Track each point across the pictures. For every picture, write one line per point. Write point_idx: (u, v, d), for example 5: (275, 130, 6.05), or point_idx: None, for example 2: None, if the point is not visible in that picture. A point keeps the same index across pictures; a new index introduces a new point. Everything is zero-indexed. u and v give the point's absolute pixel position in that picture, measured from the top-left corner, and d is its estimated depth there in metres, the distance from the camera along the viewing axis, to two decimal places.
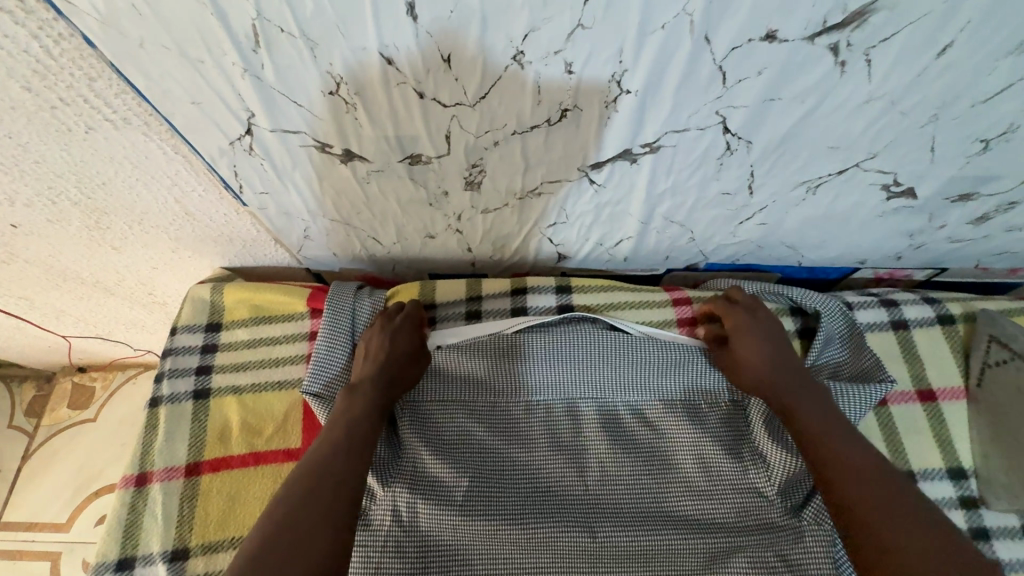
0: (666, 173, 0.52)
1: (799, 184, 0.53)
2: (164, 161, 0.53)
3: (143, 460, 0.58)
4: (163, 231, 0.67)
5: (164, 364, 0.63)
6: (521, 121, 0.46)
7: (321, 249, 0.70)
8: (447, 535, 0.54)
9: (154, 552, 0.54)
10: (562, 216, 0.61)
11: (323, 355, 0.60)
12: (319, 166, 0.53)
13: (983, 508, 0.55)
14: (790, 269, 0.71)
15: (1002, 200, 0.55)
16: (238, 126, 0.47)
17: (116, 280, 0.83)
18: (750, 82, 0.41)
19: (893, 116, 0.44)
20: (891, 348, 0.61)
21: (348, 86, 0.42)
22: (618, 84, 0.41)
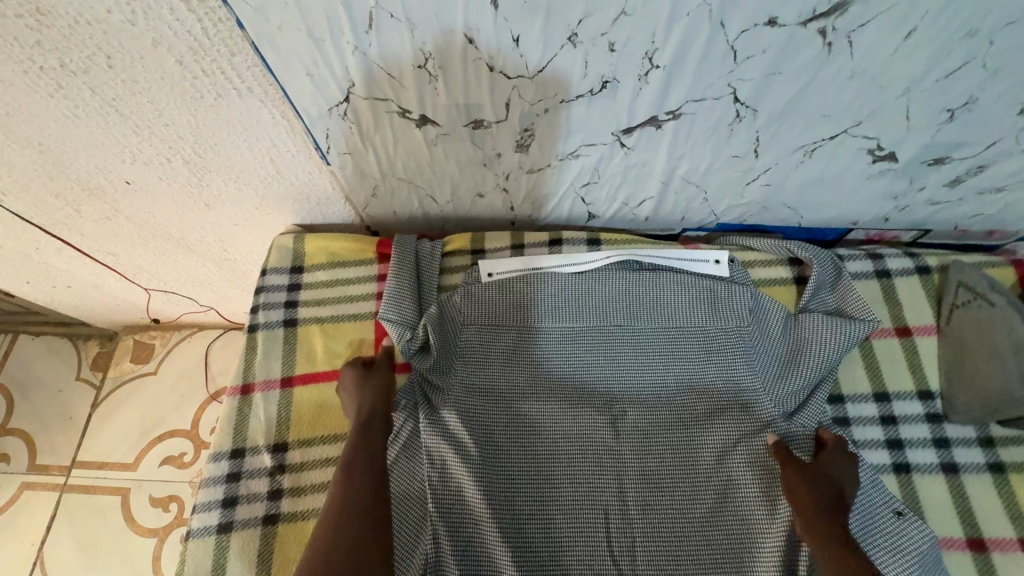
0: (685, 138, 0.63)
1: (797, 148, 0.63)
2: (271, 125, 0.64)
3: (246, 373, 0.70)
4: (252, 189, 0.79)
5: (257, 298, 0.75)
6: (568, 91, 0.56)
7: (384, 207, 0.82)
8: (498, 434, 0.65)
9: (260, 444, 0.67)
10: (594, 177, 0.71)
11: (392, 289, 0.71)
12: (396, 129, 0.64)
13: (944, 422, 0.65)
14: (792, 230, 0.81)
15: (971, 164, 0.65)
16: (339, 94, 0.59)
17: (199, 236, 0.96)
18: (757, 59, 0.51)
19: (874, 89, 0.54)
20: (876, 291, 0.71)
21: (434, 61, 0.53)
22: (650, 60, 0.52)
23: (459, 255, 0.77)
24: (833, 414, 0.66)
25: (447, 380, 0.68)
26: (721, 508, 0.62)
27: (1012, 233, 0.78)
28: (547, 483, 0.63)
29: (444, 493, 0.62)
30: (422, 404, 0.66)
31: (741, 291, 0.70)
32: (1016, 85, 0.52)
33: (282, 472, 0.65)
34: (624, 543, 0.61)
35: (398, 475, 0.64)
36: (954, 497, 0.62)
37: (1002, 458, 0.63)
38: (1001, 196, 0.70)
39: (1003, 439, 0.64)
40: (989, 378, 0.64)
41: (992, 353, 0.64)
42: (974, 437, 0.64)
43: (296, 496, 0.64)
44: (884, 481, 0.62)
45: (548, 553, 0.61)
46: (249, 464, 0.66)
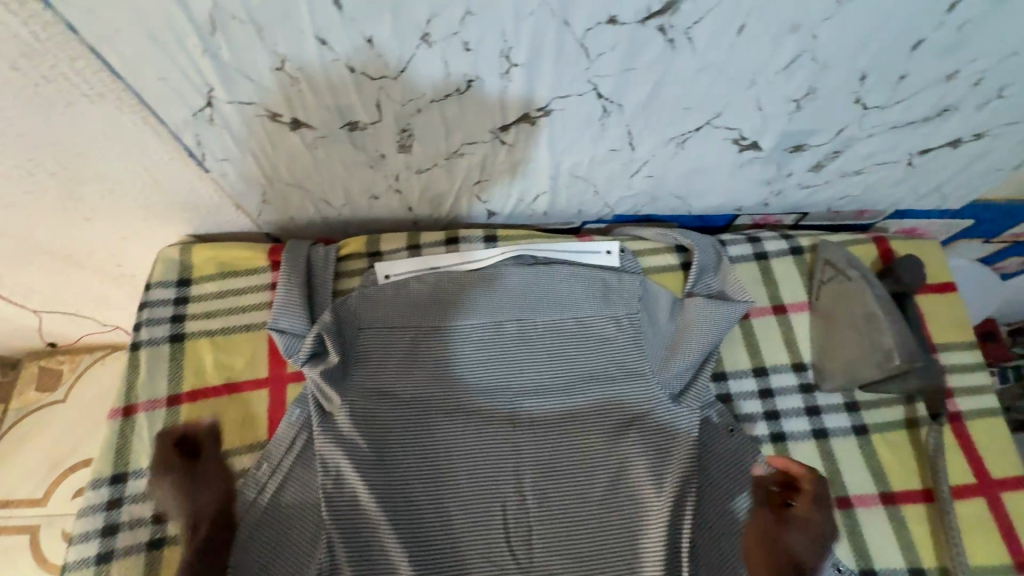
0: (561, 134, 0.64)
1: (669, 140, 0.66)
2: (135, 133, 0.61)
3: (129, 394, 0.67)
4: (132, 200, 0.75)
5: (141, 314, 0.71)
6: (436, 90, 0.57)
7: (279, 213, 0.80)
8: (396, 435, 0.65)
9: (144, 467, 0.64)
10: (484, 174, 0.72)
11: (283, 297, 0.70)
12: (271, 133, 0.62)
13: (816, 392, 0.70)
14: (684, 219, 0.85)
15: (828, 150, 0.69)
16: (200, 99, 0.56)
17: (86, 252, 0.90)
18: (608, 56, 0.53)
19: (724, 82, 0.57)
20: (755, 273, 0.75)
21: (291, 63, 0.52)
22: (508, 59, 0.53)
23: (356, 258, 0.76)
24: (716, 392, 0.70)
25: (344, 387, 0.66)
26: (613, 491, 0.64)
27: (878, 212, 0.85)
28: (444, 482, 0.64)
29: (339, 500, 0.62)
30: (317, 415, 0.65)
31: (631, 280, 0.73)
32: (846, 76, 0.57)
33: (169, 494, 0.63)
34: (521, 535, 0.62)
35: (294, 485, 0.63)
36: (823, 460, 0.66)
37: (865, 421, 0.68)
38: (860, 179, 0.76)
39: (866, 403, 0.69)
40: (850, 347, 0.68)
41: (853, 322, 0.69)
42: (842, 403, 0.69)
43: None
44: (762, 451, 0.66)
45: (447, 549, 0.62)
46: (132, 488, 0.63)
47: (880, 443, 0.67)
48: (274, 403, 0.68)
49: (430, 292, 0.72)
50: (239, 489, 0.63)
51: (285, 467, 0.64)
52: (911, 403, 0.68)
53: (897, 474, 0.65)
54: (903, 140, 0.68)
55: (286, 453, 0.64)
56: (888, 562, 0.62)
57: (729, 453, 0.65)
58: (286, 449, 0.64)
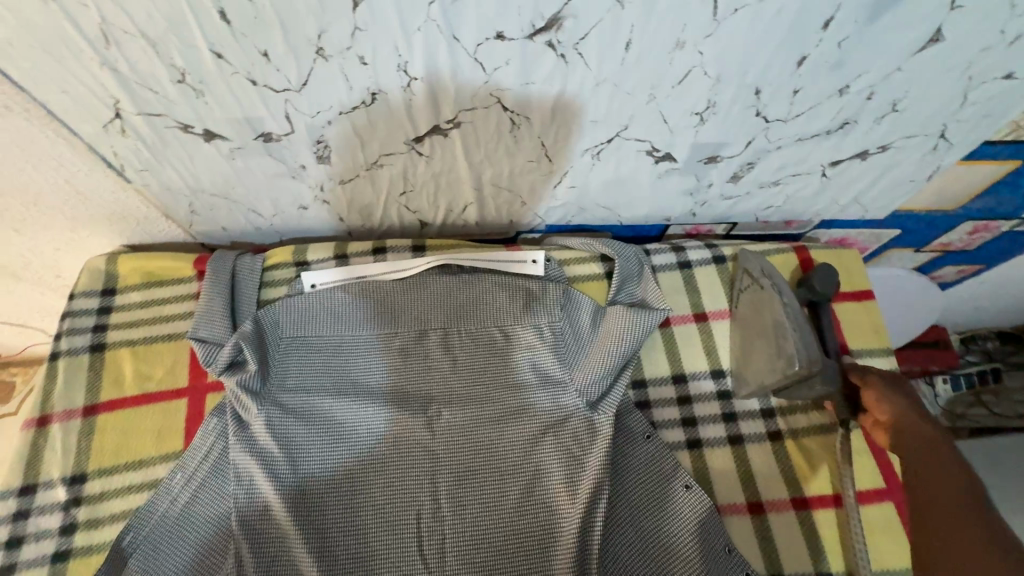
0: (476, 145, 0.66)
1: (583, 151, 0.68)
2: (50, 144, 0.62)
3: (44, 404, 0.67)
4: (59, 211, 0.75)
5: (63, 324, 0.71)
6: (342, 103, 0.58)
7: (210, 223, 0.80)
8: (312, 443, 0.66)
9: (54, 478, 0.63)
10: (409, 185, 0.73)
11: (205, 306, 0.70)
12: (185, 144, 0.63)
13: (733, 398, 0.71)
14: (616, 228, 0.87)
15: (741, 161, 0.71)
16: (108, 111, 0.57)
17: (23, 263, 0.90)
18: (504, 70, 0.54)
19: (623, 95, 0.58)
20: (677, 281, 0.77)
21: (192, 76, 0.53)
22: (406, 73, 0.54)
23: (283, 267, 0.76)
24: (635, 399, 0.70)
25: (261, 395, 0.66)
26: (527, 497, 0.65)
27: (805, 222, 0.87)
28: (358, 488, 0.64)
29: (250, 509, 0.62)
30: (233, 423, 0.65)
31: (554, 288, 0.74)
32: (741, 89, 0.59)
33: (79, 505, 0.62)
34: (433, 538, 0.63)
35: (205, 496, 0.63)
36: (737, 464, 0.67)
37: (780, 426, 0.69)
38: (779, 189, 0.78)
39: (781, 409, 0.70)
40: None
41: None
42: (758, 409, 0.70)
43: (91, 528, 0.61)
44: (677, 457, 0.67)
45: (357, 559, 0.61)
46: (41, 499, 0.62)
47: (794, 448, 0.68)
48: (193, 413, 0.68)
49: (353, 302, 0.73)
50: (147, 501, 0.62)
51: (198, 477, 0.64)
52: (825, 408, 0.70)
53: (809, 477, 0.66)
54: (812, 152, 0.70)
55: (198, 463, 0.64)
56: (797, 564, 0.63)
57: (643, 460, 0.66)
58: (198, 458, 0.64)
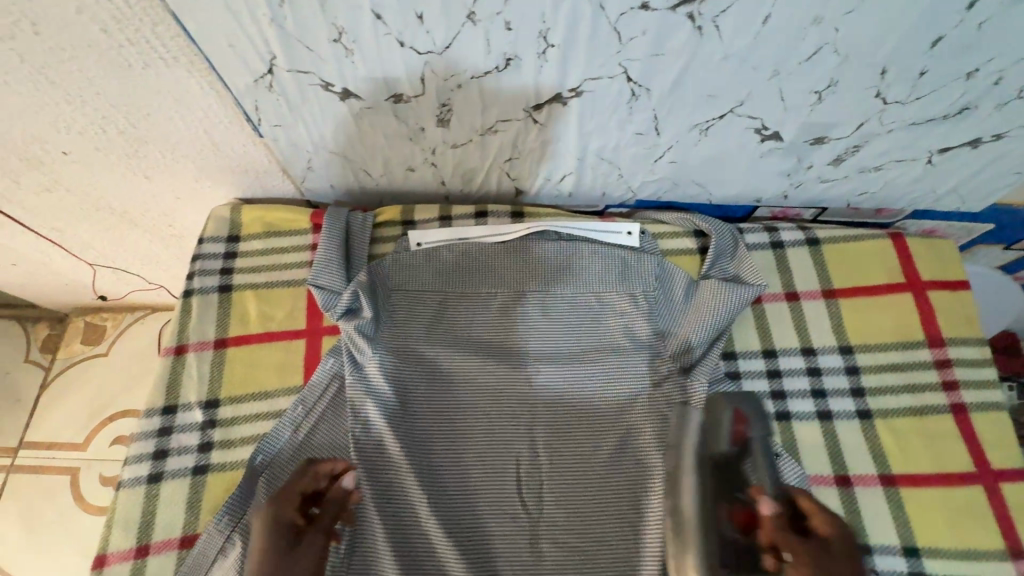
0: (591, 115, 0.68)
1: (693, 126, 0.70)
2: (201, 96, 0.68)
3: (180, 336, 0.74)
4: (190, 161, 0.81)
5: (194, 265, 0.78)
6: (476, 68, 0.61)
7: (321, 180, 0.85)
8: (419, 388, 0.71)
9: (192, 401, 0.70)
10: (515, 152, 0.77)
11: (324, 256, 0.76)
12: (321, 102, 0.68)
13: (822, 375, 0.72)
14: (704, 207, 0.88)
15: (847, 144, 0.72)
16: (262, 66, 0.62)
17: (142, 210, 0.98)
18: (639, 40, 0.57)
19: (747, 71, 0.60)
20: (770, 261, 0.78)
21: (347, 35, 0.57)
22: (545, 40, 0.57)
23: (391, 225, 0.81)
24: (726, 369, 0.73)
25: (374, 340, 0.71)
26: (619, 452, 0.68)
27: (897, 210, 0.87)
28: (461, 433, 0.69)
29: (365, 442, 0.67)
30: (349, 362, 0.71)
31: (651, 259, 0.77)
32: (866, 69, 0.59)
33: (214, 427, 0.69)
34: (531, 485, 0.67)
35: (324, 428, 0.69)
36: (825, 439, 0.69)
37: (869, 406, 0.71)
38: (880, 174, 0.78)
39: (871, 389, 0.71)
40: None
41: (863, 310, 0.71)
42: (847, 387, 0.71)
43: (225, 448, 0.68)
44: (766, 427, 0.70)
45: (462, 494, 0.67)
46: (181, 419, 0.69)
47: (882, 428, 0.70)
48: (311, 353, 0.74)
49: (458, 261, 0.77)
50: (274, 428, 0.68)
51: (317, 411, 0.70)
52: (915, 392, 0.71)
53: (897, 457, 0.68)
54: (922, 137, 0.70)
55: (318, 398, 0.70)
56: (883, 536, 0.65)
57: None
58: (318, 393, 0.70)
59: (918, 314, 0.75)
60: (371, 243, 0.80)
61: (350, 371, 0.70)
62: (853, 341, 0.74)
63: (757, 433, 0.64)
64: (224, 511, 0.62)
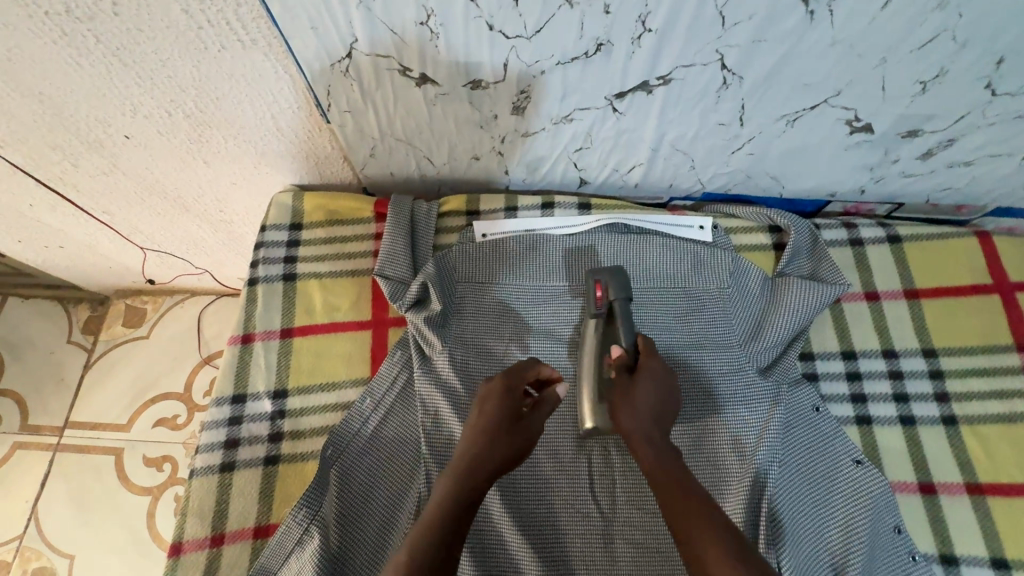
0: (675, 103, 0.66)
1: (780, 117, 0.67)
2: (274, 80, 0.66)
3: (246, 324, 0.73)
4: (252, 146, 0.80)
5: (258, 253, 0.77)
6: (564, 53, 0.59)
7: (382, 167, 0.83)
8: (488, 382, 0.69)
9: (261, 391, 0.69)
10: (587, 141, 0.74)
11: (390, 246, 0.74)
12: (396, 87, 0.66)
13: (904, 378, 0.70)
14: (774, 202, 0.85)
15: (942, 137, 0.68)
16: (342, 50, 0.60)
17: (196, 196, 0.97)
18: (744, 25, 0.54)
19: (853, 59, 0.57)
20: (848, 259, 0.75)
21: (436, 17, 0.55)
22: (643, 24, 0.54)
23: (454, 215, 0.79)
24: (803, 370, 0.71)
25: (442, 334, 0.71)
26: (695, 450, 0.67)
27: (978, 207, 0.83)
28: None
29: (436, 436, 0.66)
30: (418, 356, 0.70)
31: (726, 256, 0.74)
32: (982, 58, 0.56)
33: (284, 417, 0.68)
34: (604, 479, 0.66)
35: (393, 421, 0.68)
36: (908, 445, 0.67)
37: (954, 412, 0.68)
38: (969, 170, 0.74)
39: (957, 394, 0.69)
40: None
41: None
42: (931, 392, 0.69)
43: (295, 439, 0.68)
44: (846, 432, 0.67)
45: (535, 489, 0.66)
46: (251, 408, 0.68)
47: (968, 435, 0.67)
48: (377, 344, 0.73)
49: (526, 254, 0.75)
50: (344, 420, 0.67)
51: (386, 403, 0.69)
52: (1004, 399, 0.68)
53: (986, 466, 0.66)
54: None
55: (387, 390, 0.69)
56: (970, 546, 0.63)
57: (814, 427, 0.67)
58: (387, 385, 0.69)
59: (1007, 317, 0.71)
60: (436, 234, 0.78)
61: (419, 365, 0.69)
62: (937, 344, 0.71)
63: (615, 297, 0.67)
64: (301, 503, 0.62)
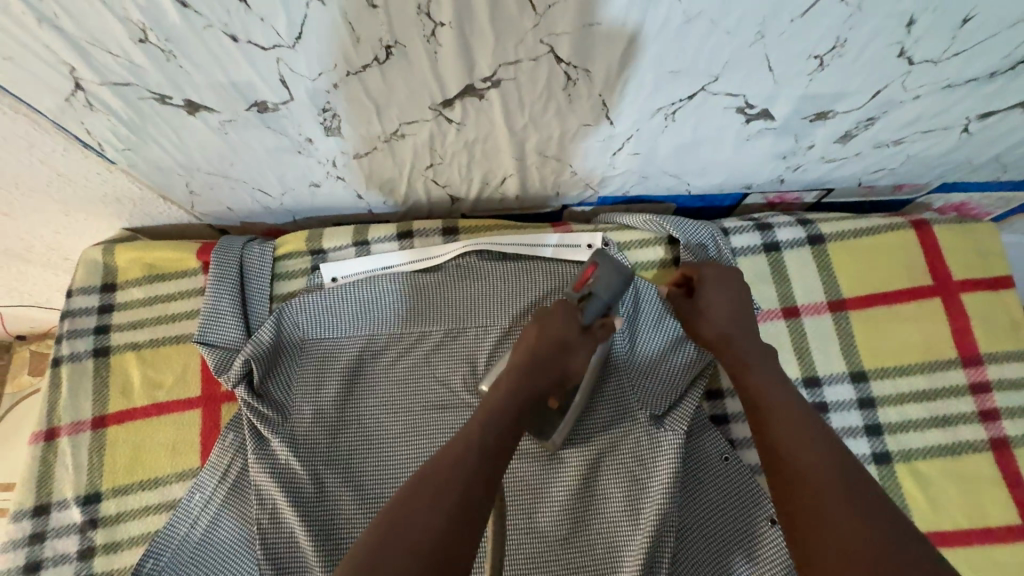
0: (519, 108, 0.52)
1: (655, 112, 0.53)
2: (10, 122, 0.52)
3: (51, 416, 0.61)
4: (45, 195, 0.66)
5: (62, 325, 0.64)
6: (349, 61, 0.45)
7: (213, 203, 0.70)
8: (336, 458, 0.59)
9: (68, 497, 0.58)
10: (436, 156, 0.60)
11: (212, 306, 0.62)
12: (168, 119, 0.52)
13: (829, 411, 0.59)
14: (682, 199, 0.72)
15: (859, 116, 0.55)
16: (67, 82, 0.46)
17: (26, 246, 0.82)
18: (561, 7, 0.40)
19: (719, 36, 0.43)
20: (762, 269, 0.63)
21: (156, 32, 0.41)
22: (430, 16, 0.40)
23: (297, 257, 0.66)
24: (710, 413, 0.60)
25: (279, 426, 0.59)
26: (584, 517, 0.57)
27: (919, 185, 0.70)
28: None
29: (275, 542, 0.56)
30: (251, 439, 0.58)
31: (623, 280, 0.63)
32: (885, 22, 0.43)
33: (96, 527, 0.58)
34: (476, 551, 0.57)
35: (225, 522, 0.57)
36: None
37: (889, 447, 0.58)
38: (900, 149, 0.61)
39: (891, 426, 0.58)
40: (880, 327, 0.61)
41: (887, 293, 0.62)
42: (861, 426, 0.58)
43: (110, 552, 0.57)
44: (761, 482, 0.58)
45: None
46: (57, 520, 0.58)
47: (905, 473, 0.57)
48: (208, 424, 0.61)
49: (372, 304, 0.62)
50: (166, 525, 0.57)
51: (217, 499, 0.58)
52: (946, 426, 0.58)
53: (925, 511, 0.56)
54: (958, 103, 0.53)
55: (217, 483, 0.58)
56: None
57: (718, 485, 0.57)
58: (216, 476, 0.58)
59: (949, 325, 0.60)
60: (278, 284, 0.66)
61: (252, 449, 0.58)
62: (868, 366, 0.60)
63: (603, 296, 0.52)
64: None
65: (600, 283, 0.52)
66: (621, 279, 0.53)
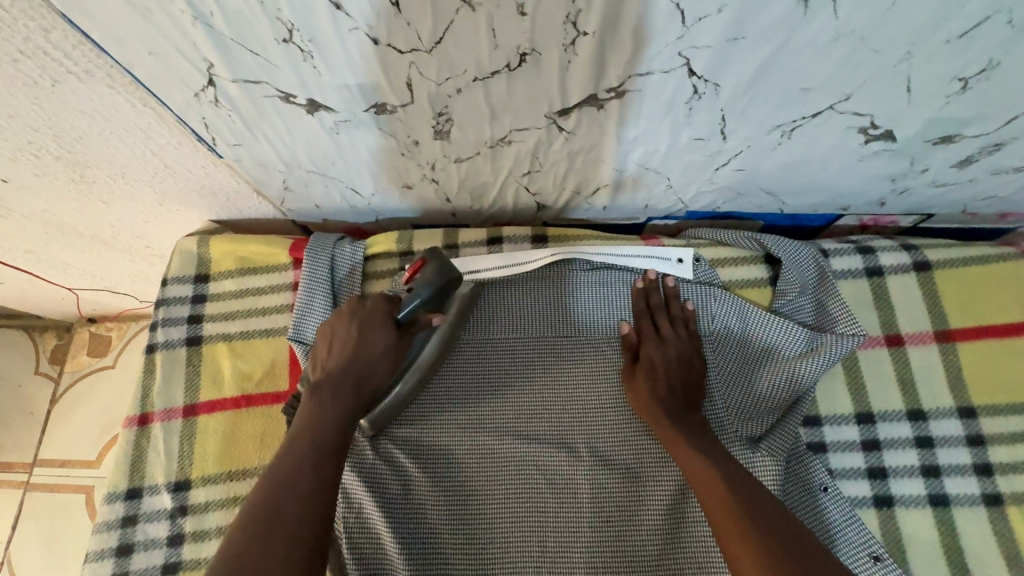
0: (634, 120, 0.52)
1: (773, 129, 0.52)
2: (135, 114, 0.53)
3: (144, 401, 0.62)
4: (146, 185, 0.67)
5: (157, 313, 0.66)
6: (480, 67, 0.45)
7: (303, 200, 0.71)
8: (421, 462, 0.59)
9: (159, 483, 0.59)
10: (535, 164, 0.60)
11: (304, 302, 0.63)
12: (286, 117, 0.53)
13: (935, 447, 0.57)
14: (773, 217, 0.70)
15: (986, 142, 0.53)
16: (200, 78, 0.47)
17: (112, 233, 0.84)
18: (711, 21, 0.39)
19: (866, 55, 0.42)
20: (863, 295, 0.61)
21: (301, 33, 0.42)
22: (575, 25, 0.40)
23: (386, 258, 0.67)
24: (807, 440, 0.58)
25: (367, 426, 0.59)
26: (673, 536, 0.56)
27: None
28: (476, 529, 0.57)
29: (363, 543, 0.56)
30: None
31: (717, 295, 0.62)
32: None
33: (185, 514, 0.59)
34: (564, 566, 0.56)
35: None
36: (940, 532, 0.55)
37: (1000, 488, 0.55)
38: (1019, 177, 0.59)
39: (1001, 466, 0.56)
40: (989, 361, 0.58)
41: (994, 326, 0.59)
42: (970, 464, 0.56)
43: (199, 540, 0.58)
44: (862, 517, 0.55)
45: None
46: (148, 504, 0.59)
47: (1017, 515, 0.55)
48: None
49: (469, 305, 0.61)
50: None
51: None
52: None
53: None
54: None
55: None
56: None
57: (820, 515, 0.54)
58: None
59: None
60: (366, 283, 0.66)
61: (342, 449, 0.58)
62: (977, 402, 0.57)
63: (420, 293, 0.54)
64: None
65: (422, 279, 0.55)
66: (440, 279, 0.54)
